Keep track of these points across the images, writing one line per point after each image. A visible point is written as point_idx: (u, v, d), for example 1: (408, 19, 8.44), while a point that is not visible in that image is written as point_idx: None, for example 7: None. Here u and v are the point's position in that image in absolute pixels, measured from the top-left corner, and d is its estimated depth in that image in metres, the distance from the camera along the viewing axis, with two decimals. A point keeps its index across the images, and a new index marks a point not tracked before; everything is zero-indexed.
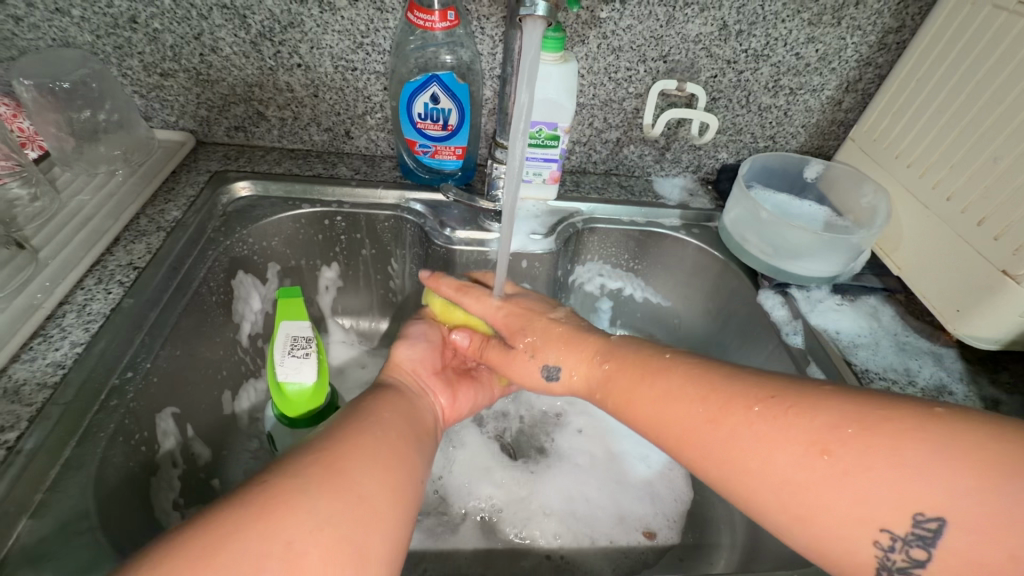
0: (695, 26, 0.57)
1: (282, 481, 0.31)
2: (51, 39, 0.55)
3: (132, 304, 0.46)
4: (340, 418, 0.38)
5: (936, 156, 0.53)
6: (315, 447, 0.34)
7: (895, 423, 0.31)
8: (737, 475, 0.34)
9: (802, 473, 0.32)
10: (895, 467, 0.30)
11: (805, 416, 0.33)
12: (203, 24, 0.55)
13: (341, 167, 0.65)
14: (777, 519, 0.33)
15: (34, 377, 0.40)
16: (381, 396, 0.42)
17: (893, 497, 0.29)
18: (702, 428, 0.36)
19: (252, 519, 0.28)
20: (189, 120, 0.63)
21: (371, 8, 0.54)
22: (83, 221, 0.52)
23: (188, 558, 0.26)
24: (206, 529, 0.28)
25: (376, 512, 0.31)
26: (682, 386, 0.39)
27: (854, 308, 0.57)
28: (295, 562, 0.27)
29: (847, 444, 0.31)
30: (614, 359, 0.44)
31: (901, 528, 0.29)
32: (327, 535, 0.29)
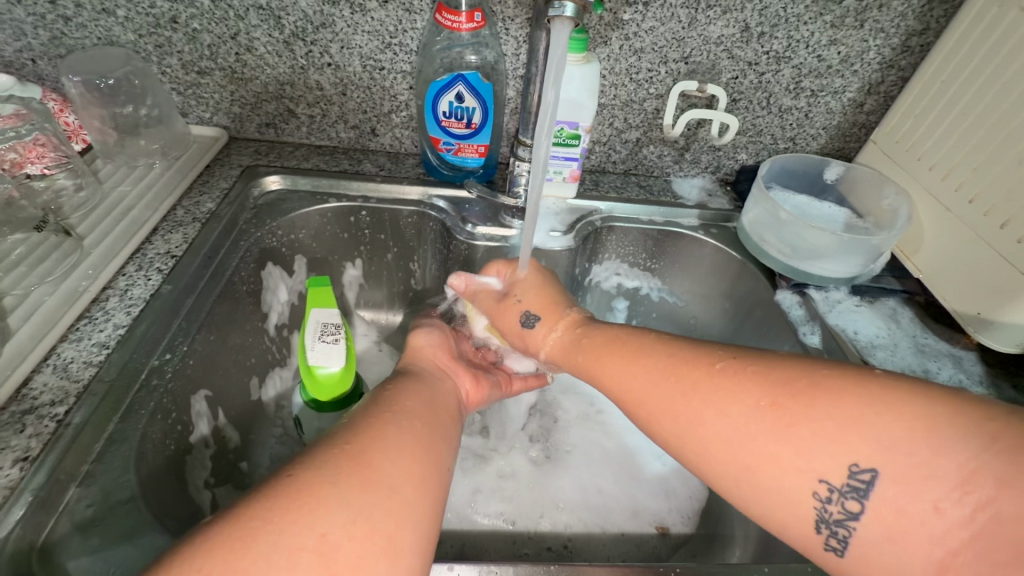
0: (717, 29, 0.58)
1: (311, 475, 0.31)
2: (96, 38, 0.58)
3: (170, 290, 0.48)
4: (359, 408, 0.39)
5: (960, 158, 0.53)
6: (338, 439, 0.35)
7: (836, 381, 0.32)
8: (688, 428, 0.36)
9: (747, 427, 0.33)
10: (833, 420, 0.31)
11: (757, 376, 0.35)
12: (240, 25, 0.57)
13: (366, 163, 0.67)
14: (724, 472, 0.34)
15: (81, 356, 0.42)
16: (393, 381, 0.44)
17: (829, 449, 0.31)
18: (665, 384, 0.39)
19: (284, 513, 0.29)
20: (223, 116, 0.66)
21: (400, 10, 0.56)
22: (124, 211, 0.55)
23: (223, 553, 0.27)
24: (238, 523, 0.28)
25: (401, 503, 0.32)
26: (653, 352, 0.41)
27: (873, 310, 0.58)
28: (327, 554, 0.28)
29: (791, 399, 0.33)
30: (592, 336, 0.47)
31: (837, 478, 0.30)
32: (356, 526, 0.29)
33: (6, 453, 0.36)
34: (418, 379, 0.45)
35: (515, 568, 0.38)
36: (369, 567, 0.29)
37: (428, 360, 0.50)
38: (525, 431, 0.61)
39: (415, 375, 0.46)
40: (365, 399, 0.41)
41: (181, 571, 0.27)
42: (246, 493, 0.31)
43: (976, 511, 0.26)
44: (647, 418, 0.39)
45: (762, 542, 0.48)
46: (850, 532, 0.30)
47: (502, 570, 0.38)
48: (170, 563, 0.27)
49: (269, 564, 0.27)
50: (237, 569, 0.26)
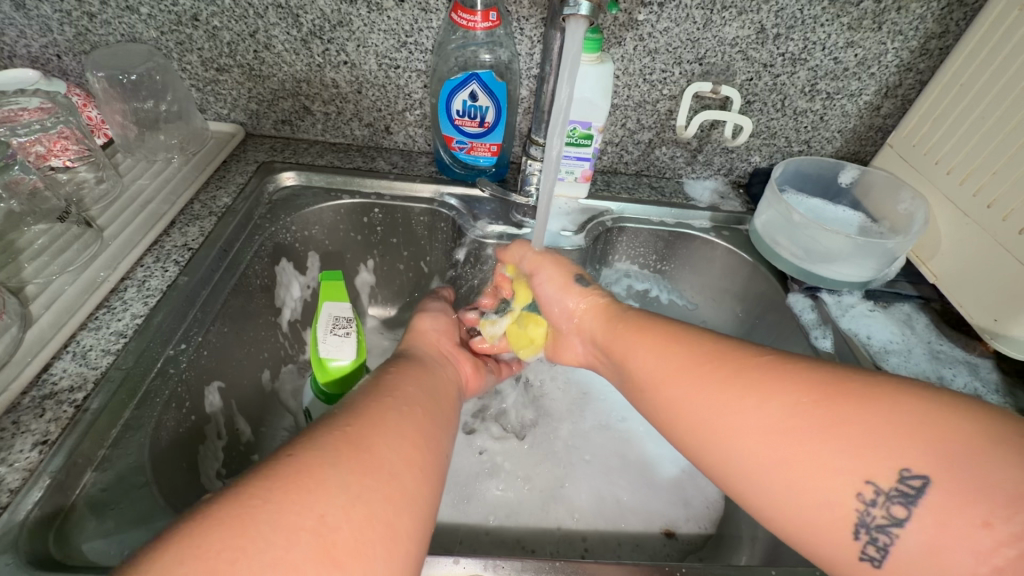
0: (733, 30, 0.58)
1: (312, 457, 0.32)
2: (120, 35, 0.59)
3: (186, 282, 0.49)
4: (357, 393, 0.39)
5: (978, 163, 0.52)
6: (338, 421, 0.35)
7: (893, 385, 0.31)
8: (723, 414, 0.35)
9: (790, 419, 0.32)
10: (885, 421, 0.30)
11: (805, 371, 0.34)
12: (258, 23, 0.58)
13: (379, 161, 0.67)
14: (760, 466, 0.33)
15: (99, 344, 0.43)
16: (398, 366, 0.44)
17: (876, 450, 0.29)
18: (704, 370, 0.38)
19: (284, 493, 0.29)
20: (240, 113, 0.67)
21: (416, 9, 0.56)
22: (142, 204, 0.56)
23: (221, 531, 0.27)
24: (236, 501, 0.28)
25: (402, 489, 0.32)
26: (692, 344, 0.41)
27: (887, 315, 0.57)
28: (327, 537, 0.28)
29: (836, 396, 0.32)
30: (629, 322, 0.46)
31: (884, 481, 0.29)
32: (357, 511, 0.30)
33: (26, 436, 0.37)
34: (424, 367, 0.45)
35: (522, 564, 0.38)
36: (369, 554, 0.29)
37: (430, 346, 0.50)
38: (533, 429, 0.61)
39: (419, 361, 0.46)
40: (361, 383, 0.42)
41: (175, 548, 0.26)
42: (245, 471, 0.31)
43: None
44: (677, 403, 0.38)
45: (772, 546, 0.47)
46: (892, 540, 0.28)
47: (508, 566, 0.38)
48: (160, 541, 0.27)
49: (267, 545, 0.27)
50: (234, 547, 0.26)
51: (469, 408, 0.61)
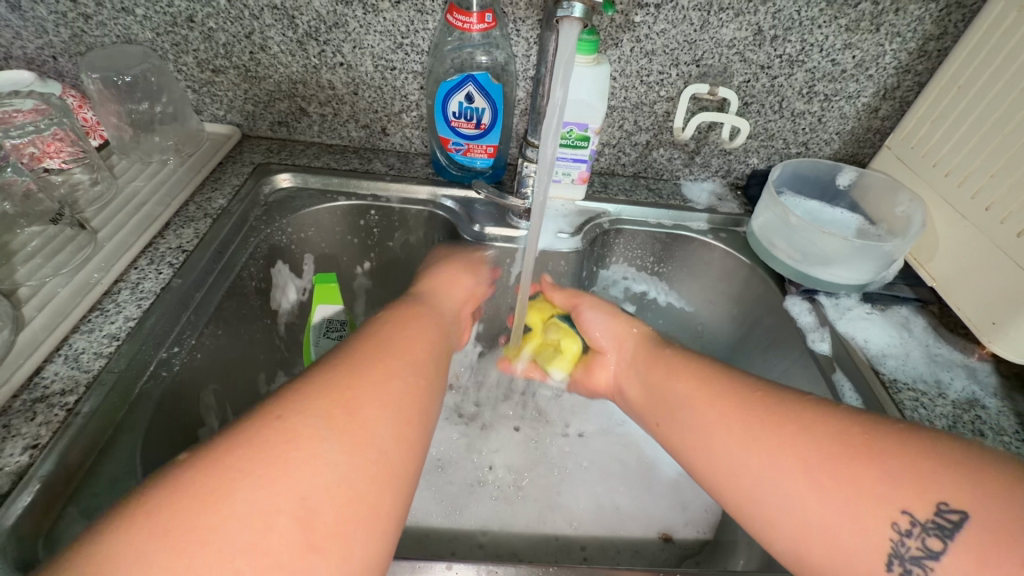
0: (730, 31, 0.57)
1: (301, 426, 0.32)
2: (115, 36, 0.59)
3: (180, 284, 0.49)
4: (351, 353, 0.40)
5: (976, 165, 0.52)
6: (332, 387, 0.35)
7: (933, 431, 0.33)
8: (767, 436, 0.36)
9: (828, 447, 0.34)
10: (924, 459, 0.31)
11: (848, 410, 0.36)
12: (254, 24, 0.58)
13: (376, 162, 0.67)
14: (790, 490, 0.34)
15: (92, 347, 0.43)
16: (398, 327, 0.45)
17: (917, 483, 0.30)
18: (744, 400, 0.39)
19: (268, 468, 0.29)
20: (236, 114, 0.66)
21: (412, 10, 0.56)
22: (137, 205, 0.56)
23: (201, 504, 0.27)
24: (215, 472, 0.29)
25: (386, 468, 0.32)
26: (729, 378, 0.42)
27: (885, 318, 0.57)
28: (306, 520, 0.28)
29: (878, 433, 0.33)
30: (672, 353, 0.48)
31: (922, 513, 0.30)
32: (339, 494, 0.30)
33: (16, 440, 0.37)
34: (421, 331, 0.45)
35: (516, 568, 0.38)
36: (347, 535, 0.29)
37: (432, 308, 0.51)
38: (531, 432, 0.60)
39: (419, 321, 0.47)
40: (355, 341, 0.42)
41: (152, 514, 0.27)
42: (230, 435, 0.31)
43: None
44: (716, 424, 0.39)
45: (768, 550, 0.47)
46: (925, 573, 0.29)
47: (503, 570, 0.38)
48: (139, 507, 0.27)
49: (242, 522, 0.27)
50: (214, 521, 0.27)
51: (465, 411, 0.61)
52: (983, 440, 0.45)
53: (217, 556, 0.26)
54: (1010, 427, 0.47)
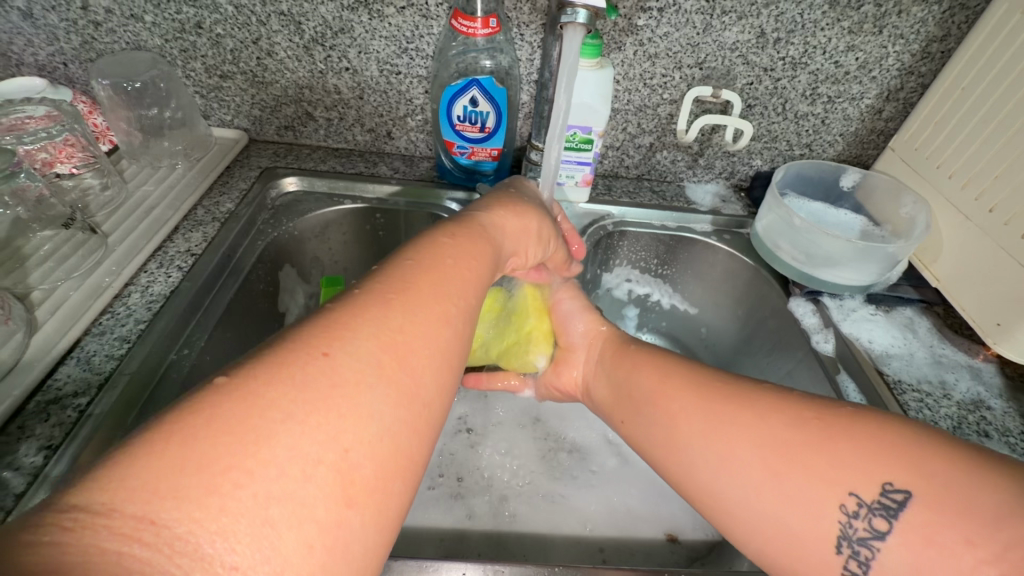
0: (732, 34, 0.58)
1: (350, 368, 0.27)
2: (125, 43, 0.60)
3: (189, 287, 0.50)
4: (414, 279, 0.34)
5: (980, 167, 0.52)
6: (389, 323, 0.30)
7: (874, 412, 0.32)
8: (724, 426, 0.35)
9: (785, 433, 0.33)
10: (875, 439, 0.30)
11: (799, 397, 0.35)
12: (261, 30, 0.58)
13: (381, 166, 0.68)
14: (751, 479, 0.33)
15: (103, 349, 0.44)
16: (466, 252, 0.38)
17: (866, 464, 0.29)
18: (700, 390, 0.39)
19: (305, 410, 0.24)
20: (243, 119, 0.67)
21: (417, 16, 0.57)
22: (147, 210, 0.56)
23: (229, 438, 0.22)
24: (255, 405, 0.24)
25: (425, 422, 0.29)
26: (683, 370, 0.42)
27: (889, 319, 0.57)
28: (346, 473, 0.24)
29: (829, 416, 0.32)
30: (636, 348, 0.48)
31: (868, 494, 0.29)
32: (381, 446, 0.26)
33: (31, 441, 0.37)
34: (488, 265, 0.40)
35: (522, 568, 0.38)
36: (385, 490, 0.26)
37: (507, 245, 0.44)
38: (536, 433, 0.61)
39: (491, 259, 0.40)
40: (414, 262, 0.35)
41: (180, 441, 0.22)
42: (271, 360, 0.26)
43: (1007, 549, 0.24)
44: (678, 415, 0.38)
45: None
46: (873, 554, 0.28)
47: (510, 570, 0.38)
48: (169, 433, 0.22)
49: (282, 471, 0.23)
50: (244, 468, 0.22)
51: (470, 412, 0.62)
52: (988, 441, 0.46)
53: (249, 506, 0.21)
54: (1015, 428, 0.47)
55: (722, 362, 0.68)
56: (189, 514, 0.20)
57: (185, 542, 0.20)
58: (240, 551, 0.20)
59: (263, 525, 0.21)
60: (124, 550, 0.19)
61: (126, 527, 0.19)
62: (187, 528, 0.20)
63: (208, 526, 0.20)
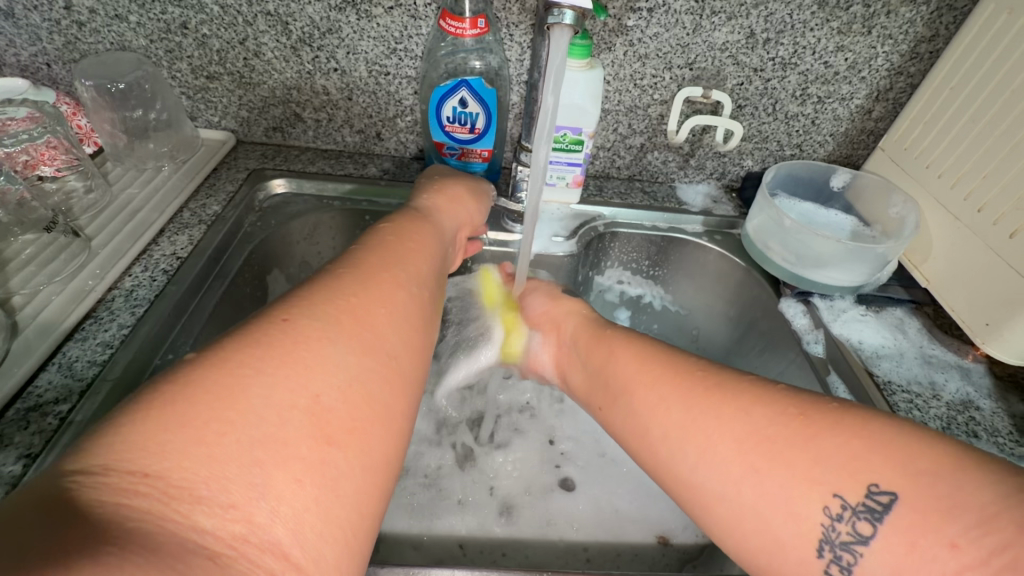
0: (722, 35, 0.57)
1: (315, 334, 0.30)
2: (109, 43, 0.59)
3: (174, 291, 0.49)
4: (368, 261, 0.38)
5: (968, 167, 0.52)
6: (343, 291, 0.33)
7: (868, 411, 0.32)
8: (700, 416, 0.35)
9: (766, 429, 0.32)
10: (857, 437, 0.30)
11: (783, 390, 0.35)
12: (248, 30, 0.58)
13: (371, 167, 0.67)
14: (728, 472, 0.33)
15: (85, 354, 0.43)
16: (405, 235, 0.43)
17: (850, 465, 0.29)
18: (665, 376, 0.39)
19: (278, 367, 0.27)
20: (231, 120, 0.66)
21: (405, 16, 0.56)
22: (131, 212, 0.56)
23: (206, 400, 0.25)
24: (225, 370, 0.26)
25: (399, 378, 0.32)
26: (649, 350, 0.43)
27: (879, 319, 0.57)
28: (319, 415, 0.27)
29: (811, 414, 0.32)
30: (610, 333, 0.47)
31: (853, 496, 0.29)
32: (352, 392, 0.29)
33: (9, 449, 0.36)
34: (432, 237, 0.46)
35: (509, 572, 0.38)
36: (365, 430, 0.28)
37: (447, 217, 0.51)
38: (527, 434, 0.60)
39: (431, 231, 0.46)
40: (362, 247, 0.40)
41: (164, 405, 0.24)
42: (240, 340, 0.28)
43: (991, 554, 0.24)
44: (653, 405, 0.38)
45: None
46: (856, 559, 0.28)
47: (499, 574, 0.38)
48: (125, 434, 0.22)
49: (261, 420, 0.25)
50: (224, 420, 0.24)
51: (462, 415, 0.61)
52: (976, 441, 0.46)
53: (235, 452, 0.24)
54: (1004, 428, 0.47)
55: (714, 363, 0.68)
56: (179, 463, 0.22)
57: (180, 489, 0.22)
58: (234, 490, 0.23)
59: (251, 465, 0.24)
60: (123, 501, 0.21)
61: (122, 482, 0.21)
62: (180, 475, 0.22)
63: (199, 472, 0.22)
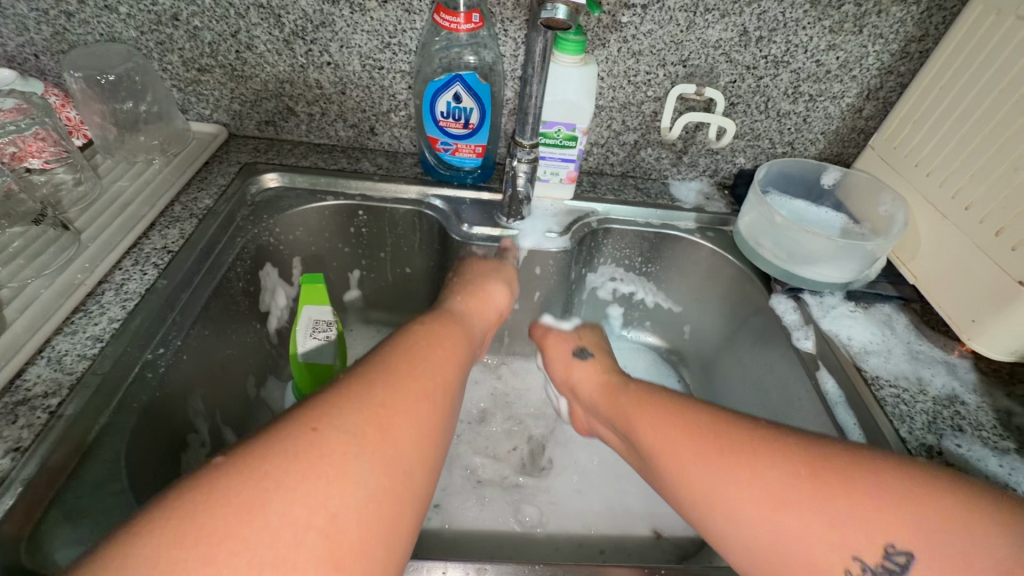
0: (716, 32, 0.58)
1: (337, 442, 0.31)
2: (99, 35, 0.59)
3: (165, 285, 0.49)
4: (395, 361, 0.38)
5: (955, 166, 0.53)
6: (370, 399, 0.34)
7: (876, 462, 0.34)
8: (722, 476, 0.37)
9: (787, 490, 0.34)
10: (872, 498, 0.32)
11: (797, 442, 0.37)
12: (240, 23, 0.57)
13: (364, 162, 0.67)
14: (752, 534, 0.35)
15: (75, 348, 0.43)
16: (437, 335, 0.44)
17: (865, 526, 0.32)
18: (684, 432, 0.40)
19: (297, 482, 0.28)
20: (223, 113, 0.66)
21: (399, 10, 0.56)
22: (123, 206, 0.55)
23: (225, 509, 0.27)
24: (252, 481, 0.28)
25: (409, 490, 0.32)
26: (667, 404, 0.44)
27: (868, 316, 0.57)
28: (333, 537, 0.27)
29: (828, 473, 0.34)
30: (627, 391, 0.49)
31: (872, 558, 0.31)
32: (367, 511, 0.29)
33: None
34: (462, 334, 0.46)
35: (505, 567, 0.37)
36: (373, 548, 0.29)
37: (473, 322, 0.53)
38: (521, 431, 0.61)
39: (461, 330, 0.47)
40: (393, 345, 0.40)
41: (182, 515, 0.27)
42: (269, 443, 0.30)
43: None
44: (676, 461, 0.40)
45: None
46: None
47: (492, 568, 0.37)
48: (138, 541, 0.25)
49: (275, 536, 0.26)
50: (236, 536, 0.26)
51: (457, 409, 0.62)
52: (961, 435, 0.46)
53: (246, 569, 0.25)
54: (988, 423, 0.48)
55: (706, 359, 0.69)
56: None
57: None
58: None
59: None
60: None
61: None
62: None
63: None
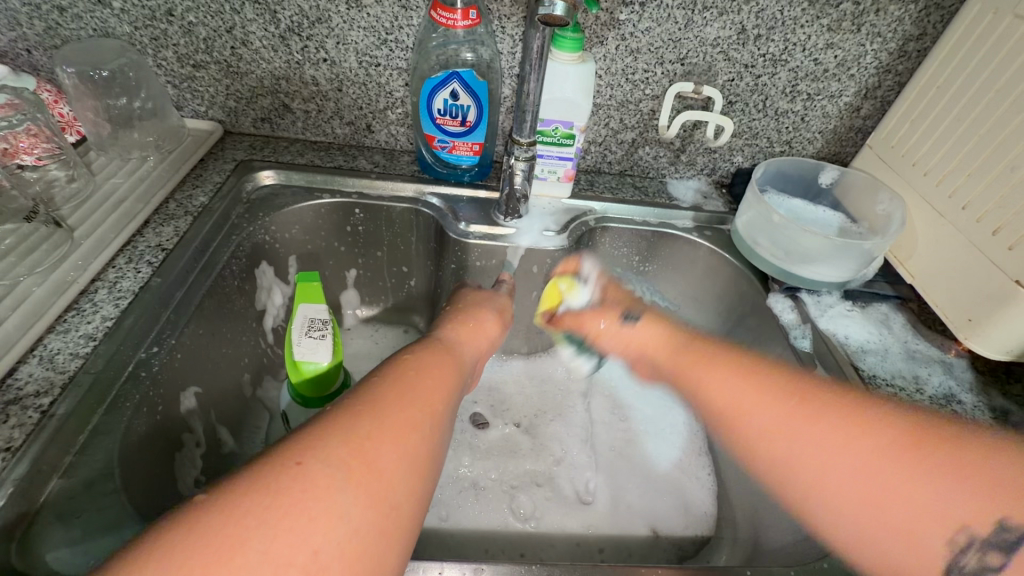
0: (714, 30, 0.58)
1: (320, 474, 0.29)
2: (92, 30, 0.58)
3: (159, 283, 0.49)
4: (380, 390, 0.36)
5: (953, 166, 0.53)
6: (356, 431, 0.32)
7: (979, 434, 0.33)
8: (821, 449, 0.36)
9: (890, 461, 0.33)
10: (981, 471, 0.32)
11: (900, 412, 0.35)
12: (235, 19, 0.57)
13: (361, 159, 0.67)
14: (849, 508, 0.34)
15: (67, 347, 0.42)
16: (428, 361, 0.42)
17: (975, 499, 0.31)
18: (774, 404, 0.39)
19: (279, 516, 0.27)
20: (218, 110, 0.65)
21: (396, 6, 0.56)
22: (117, 203, 0.55)
23: (204, 551, 0.25)
24: (232, 519, 0.27)
25: (397, 524, 0.31)
26: (750, 372, 0.42)
27: (864, 315, 0.57)
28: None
29: (934, 444, 0.33)
30: (699, 356, 0.47)
31: (982, 527, 0.30)
32: (351, 545, 0.28)
33: None
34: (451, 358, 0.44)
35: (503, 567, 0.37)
36: None
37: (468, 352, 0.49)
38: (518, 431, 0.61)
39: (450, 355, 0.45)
40: (379, 374, 0.38)
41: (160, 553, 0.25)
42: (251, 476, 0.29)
43: None
44: (767, 431, 0.38)
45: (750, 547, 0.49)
46: None
47: (489, 568, 0.37)
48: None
49: None
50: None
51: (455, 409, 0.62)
52: None
53: None
54: (983, 421, 0.48)
55: None
56: None
57: None
58: None
59: None
60: None
61: None
62: None
63: None
